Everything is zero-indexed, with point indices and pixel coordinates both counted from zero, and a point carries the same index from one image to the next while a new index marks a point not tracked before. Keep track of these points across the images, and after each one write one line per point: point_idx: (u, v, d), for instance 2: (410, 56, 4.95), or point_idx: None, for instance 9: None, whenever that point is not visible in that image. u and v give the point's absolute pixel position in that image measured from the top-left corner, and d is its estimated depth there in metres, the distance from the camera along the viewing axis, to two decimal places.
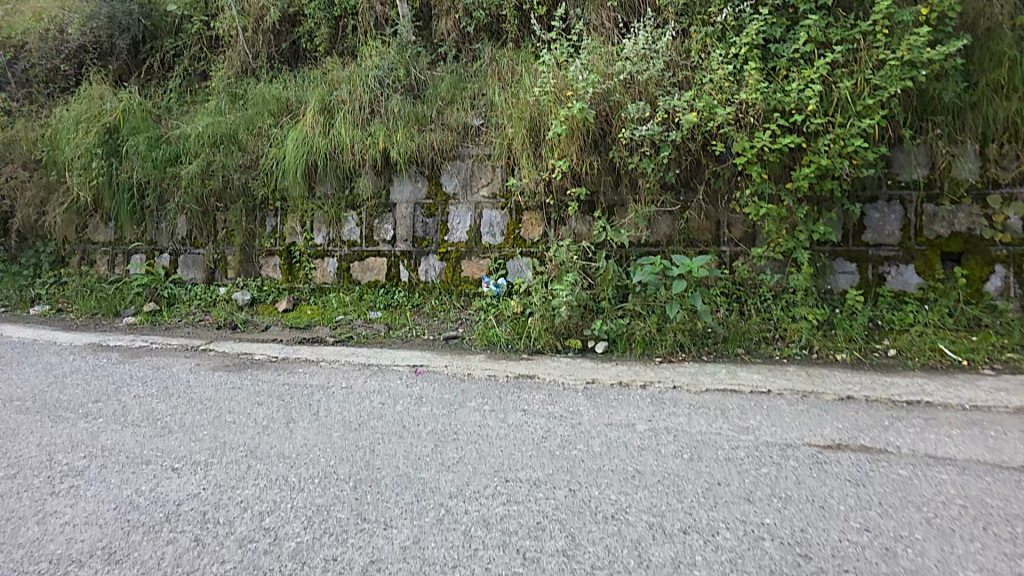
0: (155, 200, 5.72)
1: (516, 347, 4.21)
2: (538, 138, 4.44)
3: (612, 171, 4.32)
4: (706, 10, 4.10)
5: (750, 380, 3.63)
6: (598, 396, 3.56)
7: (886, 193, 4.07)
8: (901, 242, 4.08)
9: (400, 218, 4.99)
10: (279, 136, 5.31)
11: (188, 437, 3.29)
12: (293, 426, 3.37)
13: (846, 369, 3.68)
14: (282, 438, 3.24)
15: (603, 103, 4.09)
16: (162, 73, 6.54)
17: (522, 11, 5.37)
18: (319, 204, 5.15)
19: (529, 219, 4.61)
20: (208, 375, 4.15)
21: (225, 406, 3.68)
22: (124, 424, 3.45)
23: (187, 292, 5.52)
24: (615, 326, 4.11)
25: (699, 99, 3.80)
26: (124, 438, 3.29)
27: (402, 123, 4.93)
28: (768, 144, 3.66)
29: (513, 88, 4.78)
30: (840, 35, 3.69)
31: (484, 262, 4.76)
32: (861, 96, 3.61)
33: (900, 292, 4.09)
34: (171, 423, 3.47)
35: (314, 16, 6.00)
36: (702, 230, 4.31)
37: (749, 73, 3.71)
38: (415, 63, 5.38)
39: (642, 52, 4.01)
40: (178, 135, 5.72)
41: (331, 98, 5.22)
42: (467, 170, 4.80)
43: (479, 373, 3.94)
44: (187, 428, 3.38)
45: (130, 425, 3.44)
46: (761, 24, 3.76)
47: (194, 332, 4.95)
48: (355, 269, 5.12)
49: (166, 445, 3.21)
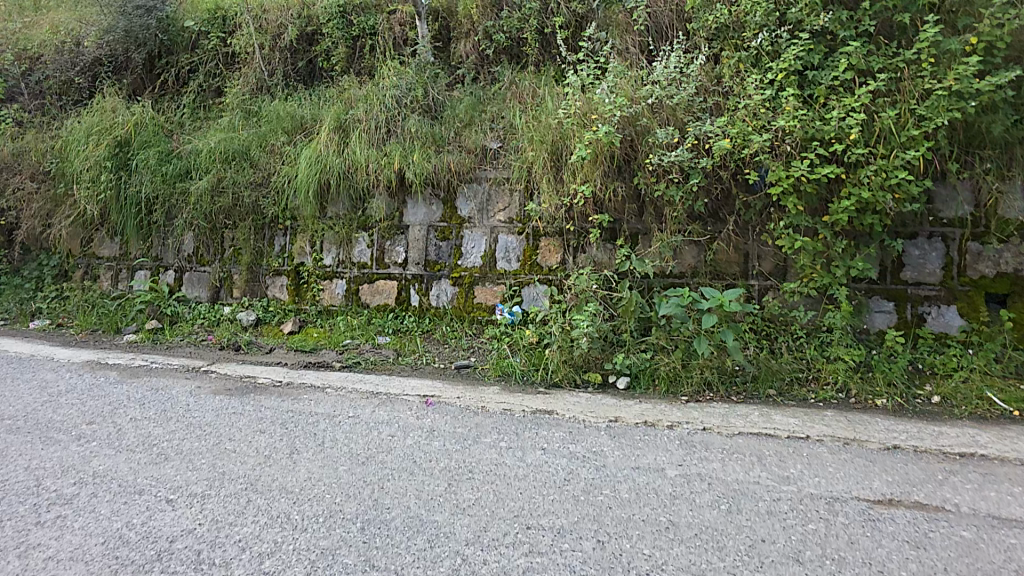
0: (163, 216, 5.57)
1: (532, 379, 3.97)
2: (560, 162, 4.26)
3: (636, 198, 4.13)
4: (739, 34, 3.91)
5: (786, 425, 3.39)
6: (623, 436, 3.32)
7: (927, 230, 3.86)
8: (942, 282, 3.86)
9: (413, 241, 4.81)
10: (292, 154, 5.17)
11: (185, 465, 3.05)
12: (297, 457, 3.14)
13: (889, 417, 3.43)
14: (284, 471, 3.00)
15: (630, 128, 3.92)
16: (176, 88, 6.47)
17: (544, 36, 5.27)
18: (330, 224, 4.98)
19: (547, 245, 4.41)
20: (208, 399, 3.93)
21: (224, 432, 3.45)
22: (117, 449, 3.22)
23: (191, 311, 5.32)
24: (637, 360, 3.87)
25: (733, 125, 3.62)
26: (117, 464, 3.06)
27: (419, 144, 4.79)
28: (806, 174, 3.46)
29: (535, 111, 4.64)
30: (882, 63, 3.53)
31: (499, 289, 4.54)
32: (905, 127, 3.43)
33: (941, 334, 3.85)
34: (168, 449, 3.24)
35: (331, 36, 5.92)
36: (730, 263, 4.06)
37: (787, 99, 3.53)
38: (434, 84, 5.27)
39: (673, 76, 3.85)
40: (190, 151, 5.61)
41: (347, 116, 5.09)
42: (484, 193, 4.63)
43: (493, 406, 3.70)
44: (185, 456, 3.14)
45: (125, 450, 3.21)
46: (800, 49, 3.59)
47: (196, 352, 4.75)
48: (364, 292, 4.92)
49: (161, 473, 2.97)
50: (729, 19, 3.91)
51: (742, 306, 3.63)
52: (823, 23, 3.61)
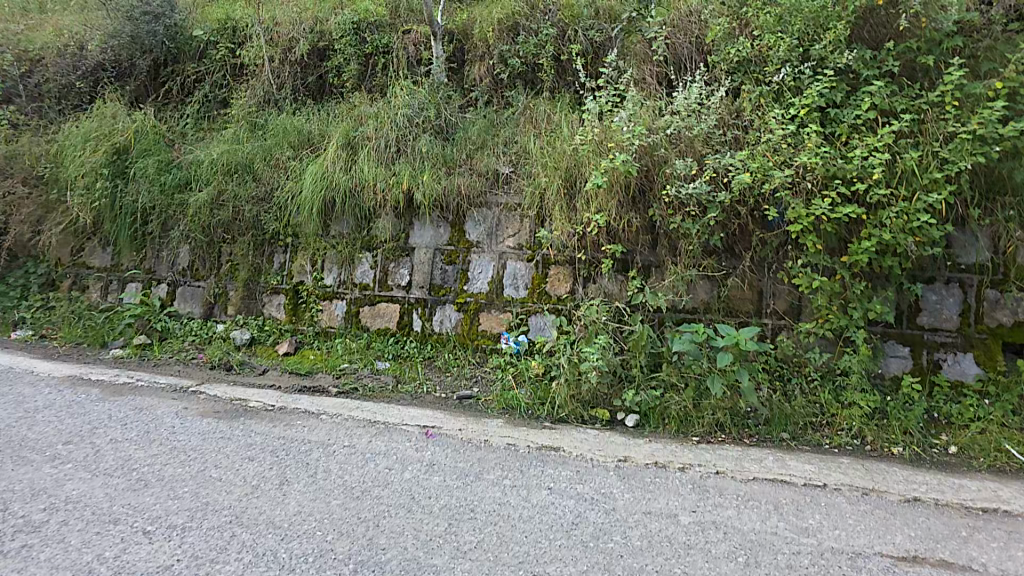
0: (159, 226, 5.42)
1: (537, 414, 3.84)
2: (573, 190, 4.19)
3: (650, 230, 4.05)
4: (761, 68, 3.89)
5: (801, 471, 3.26)
6: (632, 477, 3.18)
7: (945, 275, 3.74)
8: (959, 328, 3.74)
9: (418, 263, 4.68)
10: (297, 168, 5.06)
11: (166, 494, 2.87)
12: (287, 489, 2.95)
13: (907, 466, 3.32)
14: (273, 503, 2.82)
15: (647, 157, 3.84)
16: (180, 97, 6.35)
17: (560, 63, 5.25)
18: (333, 243, 4.86)
19: (557, 274, 4.29)
20: (195, 421, 3.75)
21: (210, 458, 3.27)
22: (93, 473, 3.03)
23: (182, 327, 5.14)
24: (647, 398, 3.74)
25: (753, 160, 3.52)
26: (92, 489, 2.87)
27: (430, 164, 4.71)
28: (826, 213, 3.33)
29: (549, 137, 4.60)
30: (906, 104, 3.45)
31: (505, 317, 4.41)
32: (928, 169, 3.30)
33: (957, 382, 3.72)
34: (148, 475, 3.05)
35: (343, 52, 5.86)
36: (743, 300, 3.95)
37: (808, 135, 3.45)
38: (447, 105, 5.19)
39: (693, 107, 3.79)
40: (191, 161, 5.48)
41: (356, 133, 5.01)
42: (494, 218, 4.55)
43: (497, 441, 3.55)
44: (166, 483, 2.96)
45: (101, 474, 3.02)
46: (823, 86, 3.53)
47: (185, 371, 4.57)
48: (365, 314, 4.77)
49: (139, 501, 2.78)
50: (752, 53, 3.90)
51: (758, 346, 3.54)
52: (847, 61, 3.57)
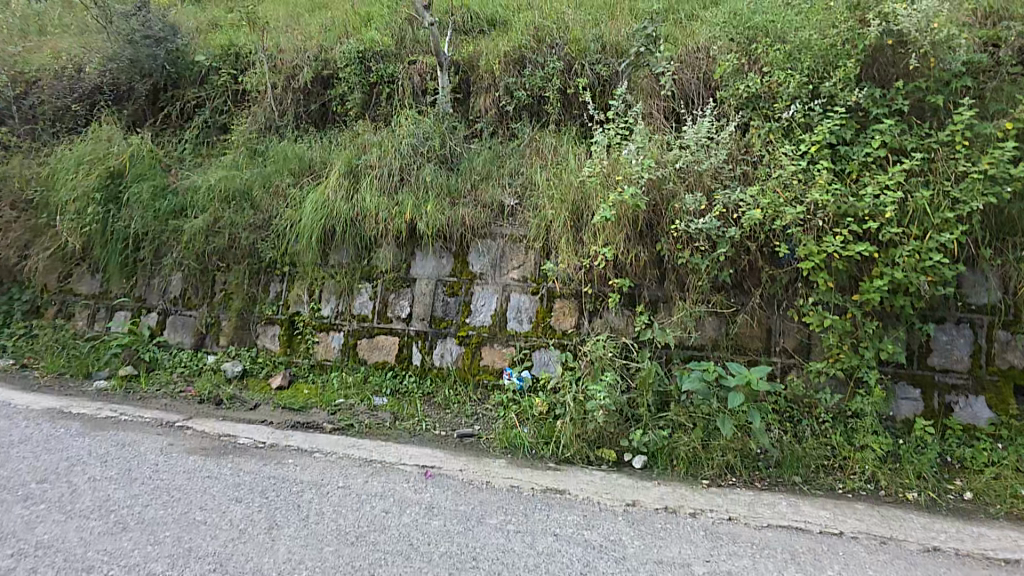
0: (151, 253, 5.31)
1: (541, 454, 3.74)
2: (580, 223, 4.19)
3: (658, 265, 3.99)
4: (770, 104, 3.89)
5: (816, 517, 3.12)
6: (642, 523, 3.05)
7: (955, 315, 3.68)
8: (970, 370, 3.67)
9: (419, 295, 4.59)
10: (297, 196, 4.99)
11: (145, 538, 2.72)
12: (276, 534, 2.80)
13: (923, 513, 3.20)
14: (261, 550, 2.67)
15: (656, 191, 3.82)
16: (179, 123, 6.30)
17: (567, 96, 5.27)
18: (332, 273, 4.77)
19: (562, 308, 4.21)
20: (181, 459, 3.61)
21: (194, 499, 3.12)
22: (69, 514, 2.88)
23: (171, 358, 5.01)
24: (655, 439, 3.64)
25: (764, 195, 3.49)
26: (65, 533, 2.73)
27: (434, 194, 4.66)
28: (838, 250, 3.27)
29: (557, 169, 4.61)
30: (917, 142, 3.44)
31: (509, 351, 4.31)
32: (940, 208, 3.27)
33: (969, 425, 3.62)
34: (127, 517, 2.89)
35: (347, 81, 5.83)
36: (752, 337, 3.88)
37: (820, 172, 3.42)
38: (452, 135, 5.16)
39: (704, 141, 3.76)
40: (187, 187, 5.40)
41: (359, 161, 4.97)
42: (498, 250, 4.48)
43: (500, 483, 3.42)
44: (146, 526, 2.81)
45: (76, 516, 2.87)
46: (834, 123, 3.52)
47: (172, 405, 4.46)
48: (363, 347, 4.65)
49: (116, 547, 2.64)
50: (762, 89, 3.90)
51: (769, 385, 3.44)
52: (857, 99, 3.57)
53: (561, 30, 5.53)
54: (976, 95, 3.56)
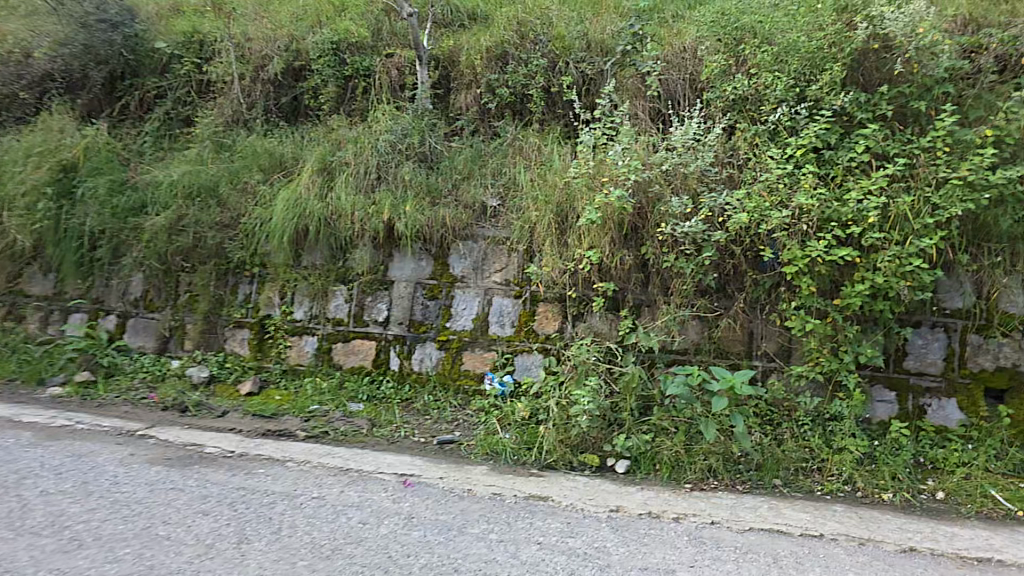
0: (108, 252, 5.03)
1: (523, 460, 3.69)
2: (565, 225, 4.16)
3: (641, 268, 3.99)
4: (757, 107, 3.93)
5: (797, 521, 3.05)
6: (626, 530, 2.96)
7: (930, 319, 3.74)
8: (944, 373, 3.71)
9: (397, 297, 4.48)
10: (267, 194, 4.81)
11: (103, 556, 2.57)
12: (246, 548, 2.67)
13: (900, 514, 3.17)
14: (229, 566, 2.54)
15: (642, 194, 3.83)
16: (139, 114, 5.99)
17: (549, 94, 5.24)
18: (304, 274, 4.62)
19: (545, 312, 4.17)
20: (142, 470, 3.46)
21: (156, 513, 2.97)
22: (17, 532, 2.72)
23: (132, 363, 4.83)
24: (638, 443, 3.60)
25: (750, 199, 3.52)
26: (14, 552, 2.57)
27: (413, 194, 4.57)
28: (821, 255, 3.32)
29: (540, 169, 4.57)
30: (899, 148, 3.50)
31: (490, 355, 4.25)
32: (920, 214, 3.34)
33: (940, 427, 3.68)
34: (83, 534, 2.74)
35: (321, 73, 5.66)
36: (734, 342, 3.90)
37: (805, 176, 3.47)
38: (431, 132, 5.06)
39: (690, 143, 3.80)
40: (148, 182, 5.15)
41: (333, 158, 4.84)
42: (480, 251, 4.39)
43: (481, 490, 3.35)
44: (104, 543, 2.66)
45: (26, 534, 2.71)
46: (819, 127, 3.57)
47: (132, 413, 4.29)
48: (338, 351, 4.54)
49: (70, 566, 2.49)
50: (749, 92, 3.94)
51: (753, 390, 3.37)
52: (843, 103, 3.62)
53: (544, 26, 5.48)
54: (959, 100, 3.65)
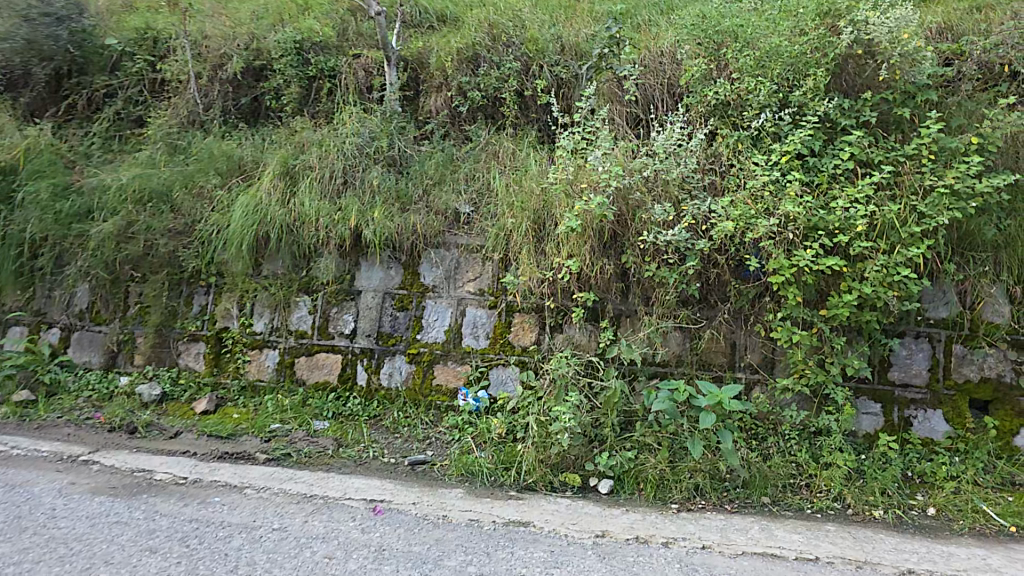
0: (50, 261, 4.70)
1: (500, 481, 3.50)
2: (543, 233, 3.99)
3: (621, 278, 3.83)
4: (739, 112, 3.80)
5: (790, 543, 2.89)
6: (613, 556, 2.77)
7: (914, 329, 3.63)
8: (929, 385, 3.61)
9: (364, 308, 4.26)
10: (225, 199, 4.53)
11: None
12: None
13: (893, 532, 3.05)
14: None
15: (623, 202, 3.68)
16: (87, 113, 5.65)
17: (522, 98, 5.09)
18: (266, 284, 4.37)
19: (521, 323, 4.00)
20: (84, 501, 3.20)
21: (98, 552, 2.68)
22: None
23: (77, 380, 4.60)
24: (621, 461, 3.43)
25: (734, 207, 3.38)
26: None
27: (382, 200, 4.35)
28: (809, 264, 3.17)
29: (514, 175, 4.40)
30: (883, 155, 3.39)
31: (463, 369, 4.07)
32: (907, 222, 3.21)
33: (926, 439, 3.57)
34: None
35: (283, 73, 5.40)
36: (717, 354, 3.77)
37: (791, 183, 3.34)
38: (399, 136, 4.86)
39: (672, 149, 3.68)
40: (93, 186, 4.77)
41: (295, 162, 4.58)
42: (452, 260, 4.22)
43: (457, 516, 3.12)
44: None
45: None
46: (806, 133, 3.44)
47: (76, 436, 4.04)
48: (301, 365, 4.31)
49: None
50: (730, 96, 3.81)
51: (742, 405, 3.23)
52: (826, 110, 3.51)
53: (517, 28, 5.34)
54: (940, 109, 3.57)
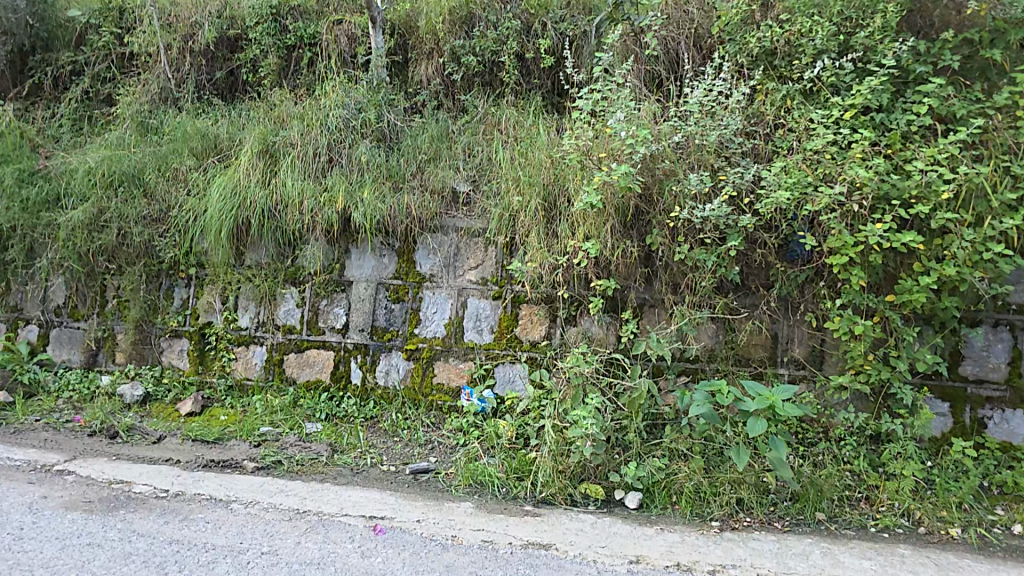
0: (21, 254, 4.45)
1: (512, 492, 3.09)
2: (554, 212, 3.58)
3: (645, 263, 3.44)
4: (786, 63, 3.32)
5: (862, 572, 2.43)
6: None
7: (993, 316, 3.14)
8: (1009, 380, 3.12)
9: (356, 301, 3.94)
10: (202, 182, 4.22)
11: None
12: None
13: (980, 556, 2.58)
14: None
15: (648, 172, 3.24)
16: (54, 93, 5.38)
17: (524, 62, 4.66)
18: (248, 275, 4.08)
19: (529, 316, 3.65)
20: (54, 519, 2.81)
21: None
22: None
23: (57, 380, 4.32)
24: (650, 472, 3.00)
25: (788, 174, 2.91)
26: None
27: (371, 180, 3.97)
28: (880, 240, 2.74)
29: (520, 148, 3.97)
30: (968, 108, 2.89)
31: (466, 367, 3.73)
32: (998, 190, 2.75)
33: (1006, 444, 3.09)
34: None
35: (260, 42, 4.99)
36: (756, 346, 3.35)
37: (858, 143, 2.84)
38: (389, 107, 4.49)
39: (710, 108, 3.20)
40: (61, 171, 4.56)
41: (276, 139, 4.21)
42: (452, 245, 3.85)
43: (468, 536, 2.70)
44: None
45: None
46: (876, 83, 2.93)
47: (52, 441, 3.68)
48: (290, 363, 4.01)
49: None
50: (779, 43, 3.28)
51: (800, 411, 2.66)
52: (900, 53, 3.00)
53: None
54: None
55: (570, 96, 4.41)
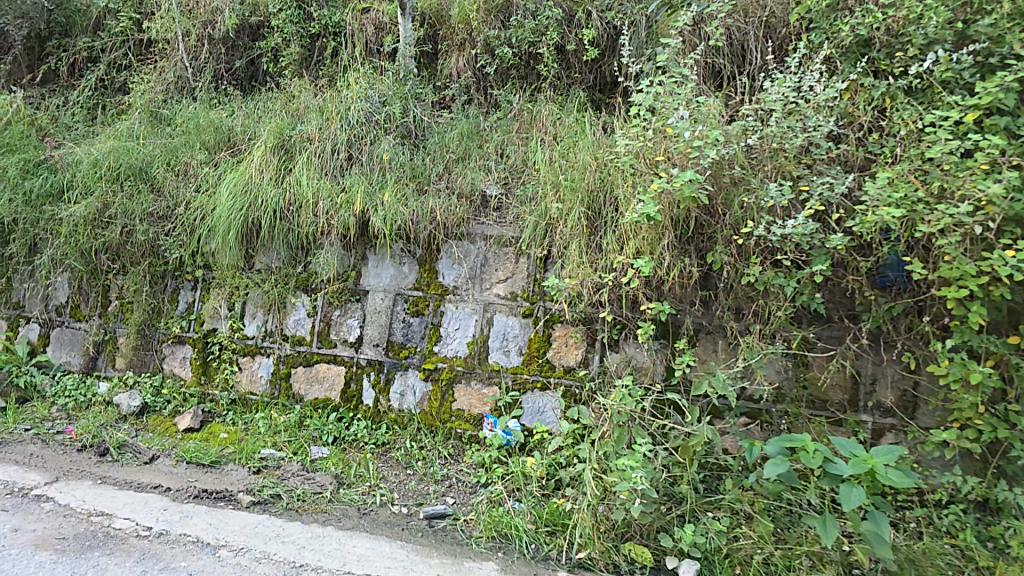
0: (22, 249, 4.15)
1: (544, 550, 2.63)
2: (599, 223, 3.12)
3: (703, 284, 2.97)
4: (884, 56, 2.82)
5: None
6: None
7: None
8: None
9: (371, 313, 3.53)
10: (211, 177, 3.86)
11: None
12: None
13: None
14: None
15: (714, 179, 2.76)
16: (70, 80, 5.12)
17: (564, 54, 4.22)
18: (258, 280, 3.70)
19: (563, 339, 3.19)
20: (19, 560, 2.37)
21: None
22: None
23: (54, 384, 3.99)
24: (709, 535, 2.51)
25: (895, 186, 2.43)
26: None
27: (394, 180, 3.57)
28: (1012, 271, 2.24)
29: (562, 148, 3.53)
30: None
31: (489, 392, 3.29)
32: None
33: None
34: None
35: (282, 30, 4.65)
36: (835, 386, 2.85)
37: (986, 151, 2.35)
38: (416, 102, 4.10)
39: (791, 107, 2.70)
40: (68, 162, 4.25)
41: (292, 132, 3.82)
42: (478, 255, 3.41)
43: None
44: None
45: None
46: (1007, 79, 2.44)
47: (36, 458, 3.27)
48: (298, 377, 3.62)
49: None
50: (878, 31, 2.78)
51: (910, 481, 2.17)
52: None
53: None
54: None
55: (622, 88, 4.00)
